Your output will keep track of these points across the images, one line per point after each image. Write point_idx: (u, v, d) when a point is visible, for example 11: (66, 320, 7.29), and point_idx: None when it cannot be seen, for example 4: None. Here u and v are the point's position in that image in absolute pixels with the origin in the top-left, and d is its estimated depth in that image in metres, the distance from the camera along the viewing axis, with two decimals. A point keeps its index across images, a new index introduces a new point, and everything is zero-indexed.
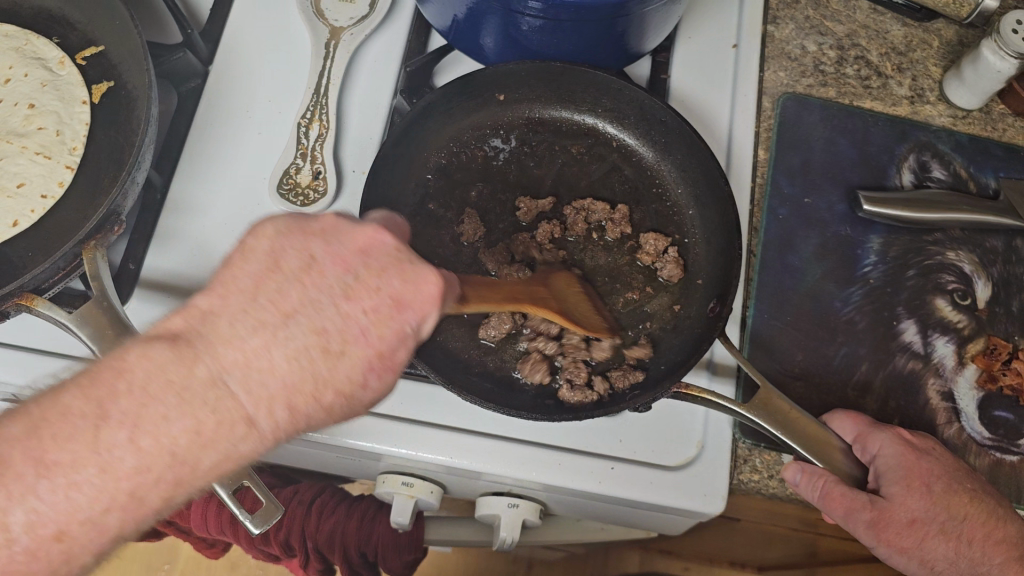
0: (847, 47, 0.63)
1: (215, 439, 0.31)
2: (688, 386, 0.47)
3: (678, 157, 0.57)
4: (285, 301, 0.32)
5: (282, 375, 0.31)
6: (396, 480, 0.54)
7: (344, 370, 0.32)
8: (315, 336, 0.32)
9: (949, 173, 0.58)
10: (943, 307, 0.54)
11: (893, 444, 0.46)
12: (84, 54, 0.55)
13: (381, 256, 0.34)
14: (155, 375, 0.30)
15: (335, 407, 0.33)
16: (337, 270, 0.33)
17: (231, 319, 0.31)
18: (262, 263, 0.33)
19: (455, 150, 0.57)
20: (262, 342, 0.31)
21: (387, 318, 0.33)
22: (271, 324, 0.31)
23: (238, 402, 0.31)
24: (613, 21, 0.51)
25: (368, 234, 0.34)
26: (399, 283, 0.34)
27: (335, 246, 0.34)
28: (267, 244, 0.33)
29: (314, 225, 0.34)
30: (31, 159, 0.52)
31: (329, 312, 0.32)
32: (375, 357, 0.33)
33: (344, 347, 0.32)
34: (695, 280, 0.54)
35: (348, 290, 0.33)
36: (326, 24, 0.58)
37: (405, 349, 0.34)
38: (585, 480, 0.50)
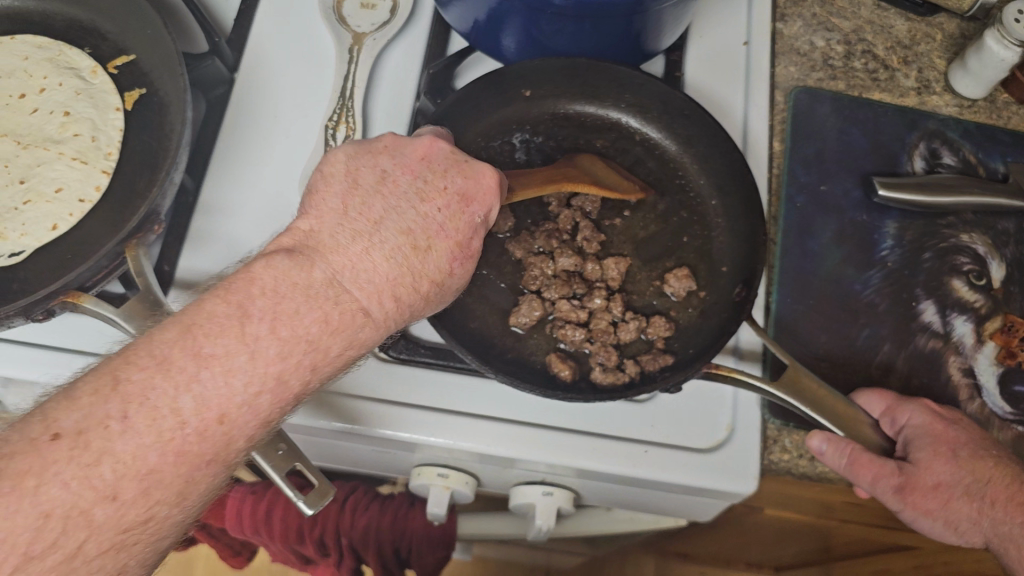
0: (854, 43, 0.64)
1: (340, 327, 0.37)
2: (718, 366, 0.48)
3: (700, 148, 0.58)
4: (372, 211, 0.41)
5: (385, 272, 0.39)
6: (432, 472, 0.55)
7: (432, 262, 0.41)
8: (404, 236, 0.40)
9: (958, 159, 0.60)
10: (960, 287, 0.56)
11: (922, 412, 0.48)
12: (115, 63, 0.56)
13: (441, 161, 0.44)
14: (281, 280, 0.36)
15: (431, 294, 0.41)
16: (409, 177, 0.43)
17: (332, 233, 0.39)
18: (345, 184, 0.42)
19: (483, 147, 0.59)
20: (362, 247, 0.39)
21: (459, 212, 0.43)
22: (366, 231, 0.40)
23: (355, 297, 0.38)
24: (628, 18, 0.52)
25: (426, 145, 0.44)
26: (462, 180, 0.43)
27: (399, 158, 0.43)
28: (342, 166, 0.43)
29: (378, 146, 0.44)
30: (68, 165, 0.53)
31: (411, 215, 0.41)
32: (456, 247, 0.42)
33: (430, 243, 0.41)
34: (721, 266, 0.55)
35: (422, 195, 0.42)
36: (348, 31, 0.60)
37: (476, 238, 0.43)
38: (621, 463, 0.51)
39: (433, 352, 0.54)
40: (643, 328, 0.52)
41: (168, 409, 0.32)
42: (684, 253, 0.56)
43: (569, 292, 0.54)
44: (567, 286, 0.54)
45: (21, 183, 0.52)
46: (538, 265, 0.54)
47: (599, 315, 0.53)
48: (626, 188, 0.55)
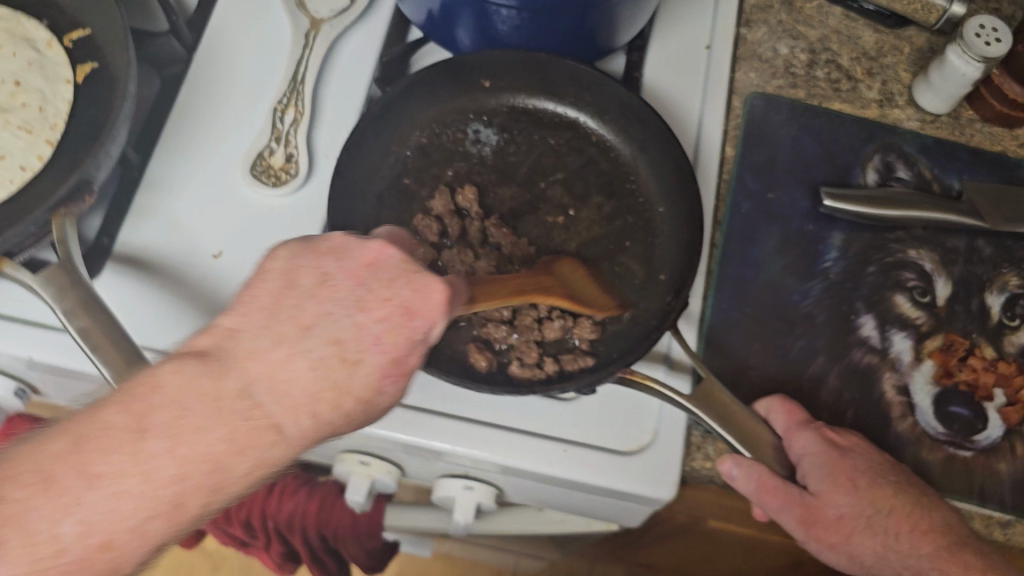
0: (818, 51, 0.64)
1: (248, 446, 0.32)
2: (633, 371, 0.48)
3: (654, 156, 0.57)
4: (303, 315, 0.34)
5: (303, 384, 0.33)
6: (354, 459, 0.55)
7: (361, 378, 0.34)
8: (333, 346, 0.34)
9: (913, 173, 0.59)
10: (902, 303, 0.55)
11: (817, 439, 0.47)
12: (70, 36, 0.57)
13: (388, 269, 0.36)
14: (187, 388, 0.31)
15: (353, 413, 0.34)
16: (350, 283, 0.35)
17: (254, 334, 0.33)
18: (279, 282, 0.35)
19: (437, 131, 0.59)
20: (283, 353, 0.33)
21: (399, 326, 0.35)
22: (292, 336, 0.33)
23: (266, 410, 0.32)
24: (581, 12, 0.52)
25: (372, 246, 0.36)
26: (409, 292, 0.35)
27: (345, 261, 0.36)
28: (282, 265, 0.36)
29: (324, 245, 0.37)
30: (13, 133, 0.54)
31: (344, 324, 0.34)
32: (390, 364, 0.35)
33: (361, 356, 0.34)
34: (659, 274, 0.54)
35: (361, 303, 0.35)
36: (307, 16, 0.60)
37: (416, 355, 0.36)
38: (537, 462, 0.51)
39: None
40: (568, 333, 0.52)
41: (47, 533, 0.29)
42: (623, 257, 0.55)
43: None
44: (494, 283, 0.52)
45: None
46: (459, 258, 0.53)
47: (524, 312, 0.52)
48: (603, 306, 0.50)
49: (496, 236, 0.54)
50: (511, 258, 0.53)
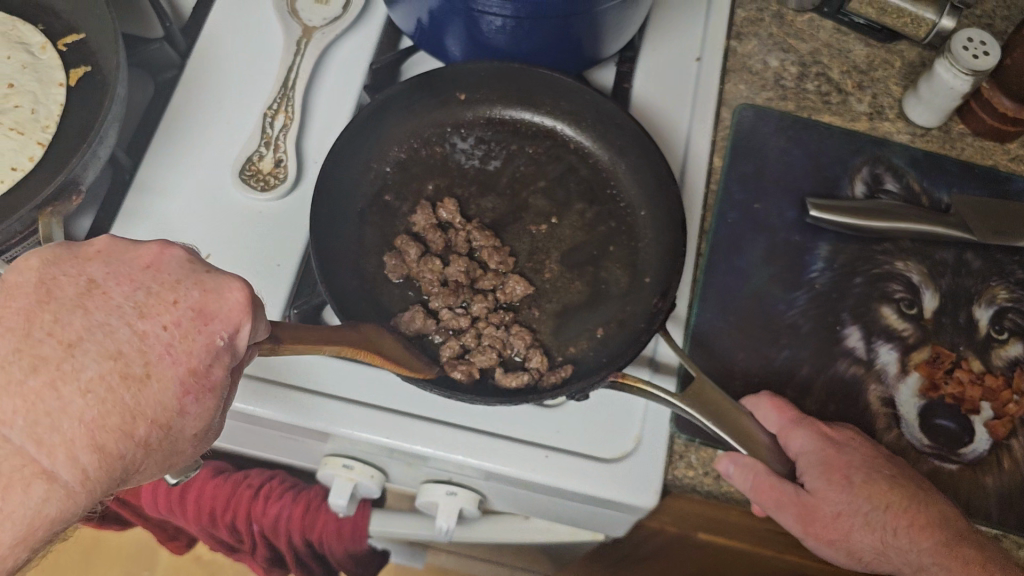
0: (808, 65, 0.64)
1: (2, 513, 0.24)
2: (625, 375, 0.47)
3: (632, 158, 0.57)
4: (65, 329, 0.26)
5: (77, 412, 0.25)
6: (338, 463, 0.55)
7: (151, 398, 0.27)
8: (110, 362, 0.26)
9: (902, 186, 0.59)
10: (889, 315, 0.55)
11: (811, 437, 0.46)
12: (65, 40, 0.58)
13: (173, 270, 0.30)
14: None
15: (152, 442, 0.27)
16: (124, 289, 0.28)
17: (2, 362, 0.25)
18: (31, 295, 0.27)
19: (415, 146, 0.58)
20: (44, 380, 0.25)
21: (193, 331, 0.28)
22: (51, 360, 0.26)
23: (27, 455, 0.25)
24: (565, 20, 0.53)
25: (154, 250, 0.30)
26: (200, 292, 0.29)
27: (115, 265, 0.29)
28: (31, 274, 0.27)
29: (88, 250, 0.29)
30: (4, 134, 0.54)
31: (122, 333, 0.27)
32: (189, 375, 0.28)
33: (148, 368, 0.27)
34: (643, 276, 0.53)
35: (142, 307, 0.28)
36: (299, 24, 0.61)
37: (219, 366, 0.29)
38: (521, 468, 0.51)
39: None
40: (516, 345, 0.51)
41: None
42: (607, 263, 0.54)
43: (456, 300, 0.53)
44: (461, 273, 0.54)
45: None
46: (428, 270, 0.53)
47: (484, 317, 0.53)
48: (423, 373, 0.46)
49: (478, 239, 0.54)
50: (489, 261, 0.53)
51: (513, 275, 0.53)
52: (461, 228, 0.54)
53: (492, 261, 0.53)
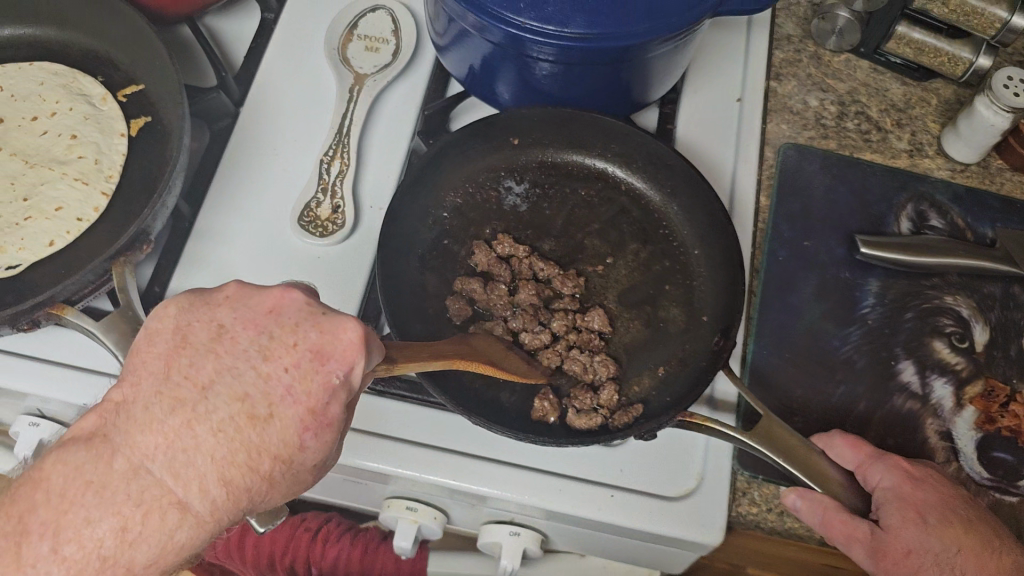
0: (848, 103, 0.65)
1: (144, 534, 0.29)
2: (692, 415, 0.47)
3: (685, 199, 0.58)
4: (199, 374, 0.32)
5: (209, 449, 0.30)
6: (401, 505, 0.55)
7: (275, 436, 0.32)
8: (238, 404, 0.32)
9: (946, 222, 0.60)
10: (941, 349, 0.55)
11: (893, 474, 0.46)
12: (125, 91, 0.59)
13: (292, 314, 0.35)
14: (72, 478, 0.29)
15: (276, 475, 0.32)
16: (250, 333, 0.33)
17: (145, 403, 0.31)
18: (170, 342, 0.33)
19: (471, 190, 0.59)
20: (181, 420, 0.31)
21: (311, 372, 0.33)
22: (189, 400, 0.31)
23: (167, 488, 0.30)
24: (614, 66, 0.54)
25: (276, 295, 0.35)
26: (317, 334, 0.34)
27: (241, 310, 0.34)
28: (170, 322, 0.34)
29: (219, 296, 0.35)
30: (70, 185, 0.55)
31: (248, 376, 0.32)
32: (308, 415, 0.33)
33: (272, 410, 0.32)
34: (701, 315, 0.54)
35: (266, 351, 0.33)
36: (350, 71, 0.62)
37: (337, 403, 0.34)
38: (585, 508, 0.51)
39: (407, 385, 0.54)
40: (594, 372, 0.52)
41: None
42: (665, 302, 0.55)
43: (535, 322, 0.54)
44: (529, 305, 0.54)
45: (25, 201, 0.55)
46: (495, 295, 0.55)
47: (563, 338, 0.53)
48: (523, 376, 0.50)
49: (554, 274, 0.55)
50: (563, 287, 0.55)
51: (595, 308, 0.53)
52: (525, 254, 0.56)
53: (566, 288, 0.54)
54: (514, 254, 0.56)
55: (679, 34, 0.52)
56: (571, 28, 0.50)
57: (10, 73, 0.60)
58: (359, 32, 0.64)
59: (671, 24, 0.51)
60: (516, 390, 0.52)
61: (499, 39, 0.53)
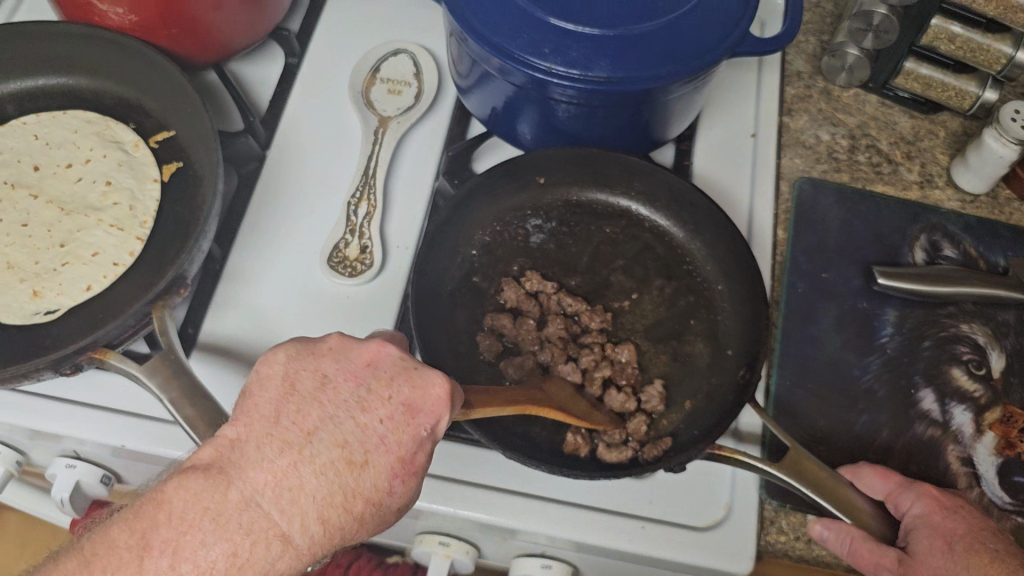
0: (858, 137, 0.67)
1: (251, 562, 0.32)
2: (721, 448, 0.49)
3: (707, 236, 0.60)
4: (306, 420, 0.34)
5: (312, 490, 0.33)
6: (433, 540, 0.56)
7: (369, 480, 0.34)
8: (339, 449, 0.34)
9: (959, 252, 0.61)
10: (959, 376, 0.57)
11: (923, 501, 0.47)
12: (157, 138, 0.61)
13: (387, 368, 0.37)
14: (190, 503, 0.32)
15: (365, 517, 0.35)
16: (350, 385, 0.36)
17: (258, 443, 0.34)
18: (279, 389, 0.36)
19: (499, 228, 0.61)
20: (289, 461, 0.33)
21: (403, 424, 0.36)
22: (296, 443, 0.34)
23: (273, 520, 0.32)
24: (635, 107, 0.56)
25: (374, 349, 0.38)
26: (409, 389, 0.37)
27: (344, 362, 0.37)
28: (280, 368, 0.37)
29: (323, 346, 0.38)
30: (106, 230, 0.57)
31: (348, 425, 0.35)
32: (398, 462, 0.35)
33: (367, 457, 0.34)
34: (726, 349, 0.56)
35: (364, 403, 0.36)
36: (375, 114, 0.64)
37: (423, 453, 0.36)
38: (617, 539, 0.52)
39: None
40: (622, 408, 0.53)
41: None
42: (690, 337, 0.57)
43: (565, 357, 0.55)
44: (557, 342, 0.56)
45: (61, 247, 0.56)
46: (524, 330, 0.56)
47: (591, 373, 0.54)
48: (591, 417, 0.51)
49: (583, 310, 0.57)
50: (590, 323, 0.56)
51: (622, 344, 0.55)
52: (558, 292, 0.57)
53: (594, 323, 0.56)
54: (544, 291, 0.58)
55: (698, 75, 0.54)
56: (595, 71, 0.52)
57: (45, 122, 0.61)
58: (381, 75, 0.66)
59: (691, 65, 0.53)
60: (544, 423, 0.53)
61: (522, 82, 0.55)
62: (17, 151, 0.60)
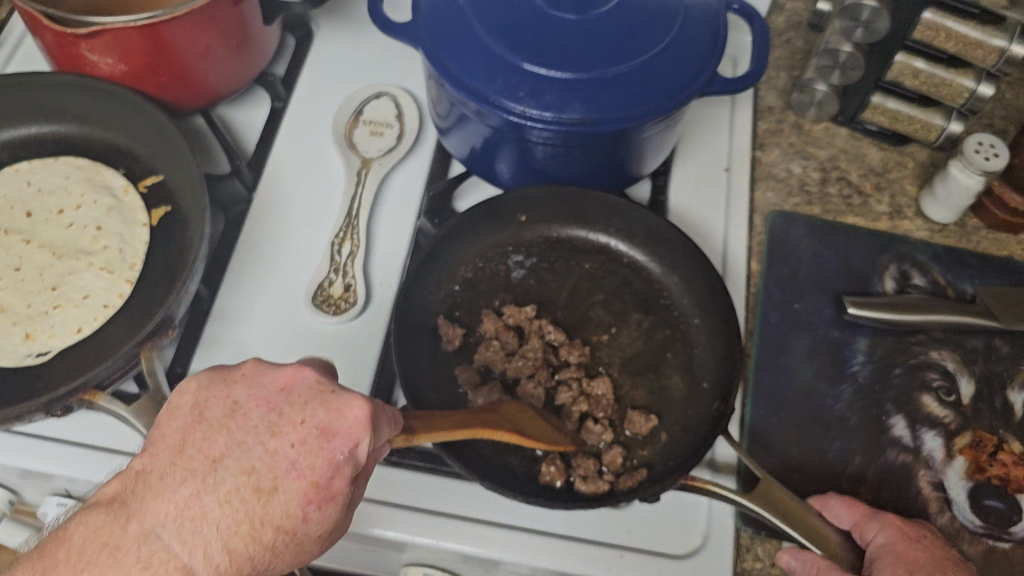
0: (829, 170, 0.69)
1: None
2: (694, 478, 0.51)
3: (683, 271, 0.62)
4: (211, 448, 0.35)
5: (215, 519, 0.33)
6: (418, 572, 0.57)
7: (279, 506, 0.34)
8: (244, 476, 0.34)
9: (928, 280, 0.63)
10: (929, 403, 0.58)
11: (887, 531, 0.48)
12: (145, 182, 0.63)
13: (302, 392, 0.37)
14: (91, 539, 0.32)
15: (279, 545, 0.34)
16: (261, 410, 0.36)
17: (162, 474, 0.34)
18: (189, 418, 0.36)
19: (481, 264, 0.63)
20: (192, 490, 0.33)
21: (316, 448, 0.35)
22: (200, 471, 0.34)
23: (173, 551, 0.32)
24: (610, 146, 0.58)
25: (288, 374, 0.38)
26: (324, 412, 0.36)
27: (257, 388, 0.37)
28: (192, 398, 0.37)
29: (236, 373, 0.38)
30: (96, 273, 0.58)
31: (255, 452, 0.35)
32: (311, 488, 0.35)
33: (276, 483, 0.34)
34: (702, 382, 0.57)
35: (275, 428, 0.35)
36: (357, 155, 0.66)
37: (341, 477, 0.36)
38: (596, 568, 0.53)
39: (421, 455, 0.57)
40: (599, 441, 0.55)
41: None
42: (667, 370, 0.58)
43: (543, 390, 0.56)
44: (534, 367, 0.57)
45: (53, 290, 0.58)
46: (494, 354, 0.57)
47: (570, 405, 0.56)
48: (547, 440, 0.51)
49: (562, 343, 0.58)
50: (569, 355, 0.57)
51: (601, 376, 0.56)
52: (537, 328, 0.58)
53: (572, 357, 0.57)
54: (524, 324, 0.59)
55: (670, 115, 0.56)
56: (569, 113, 0.54)
57: (37, 168, 0.63)
58: (363, 118, 0.68)
59: (663, 105, 0.55)
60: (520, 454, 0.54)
61: (498, 124, 0.57)
62: (10, 198, 0.62)
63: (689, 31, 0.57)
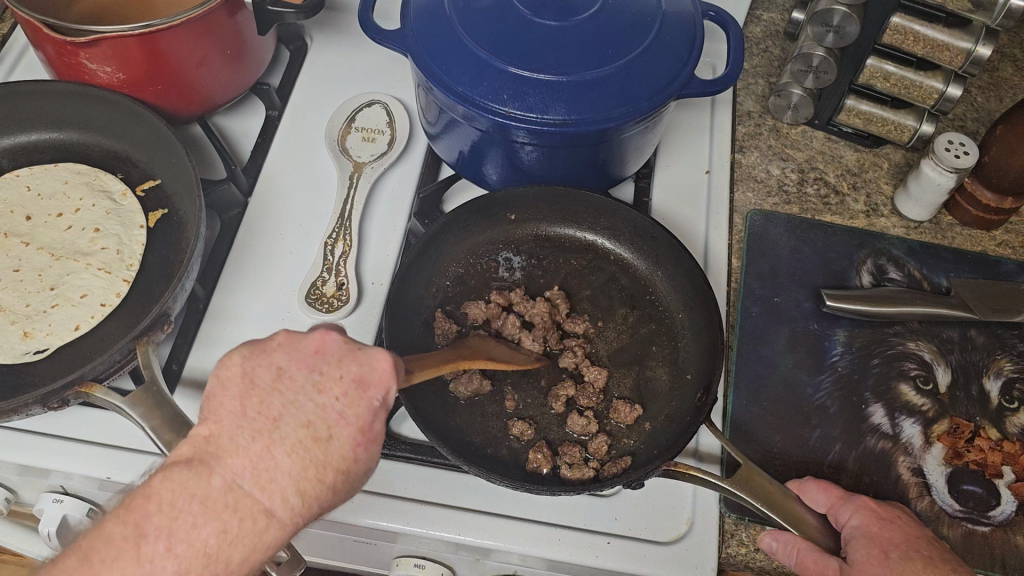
0: (807, 171, 0.71)
1: (240, 535, 0.34)
2: (676, 465, 0.51)
3: (668, 267, 0.63)
4: (269, 408, 0.37)
5: (287, 469, 0.35)
6: (409, 563, 0.58)
7: (335, 451, 0.37)
8: (304, 429, 0.36)
9: (904, 274, 0.65)
10: (907, 392, 0.59)
11: (861, 514, 0.50)
12: (143, 186, 0.65)
13: (334, 352, 0.40)
14: (179, 492, 0.34)
15: (338, 485, 0.37)
16: (304, 370, 0.39)
17: (230, 435, 0.36)
18: (239, 386, 0.37)
19: (471, 262, 0.65)
20: (262, 444, 0.35)
21: (357, 397, 0.38)
22: (264, 429, 0.36)
23: (256, 498, 0.34)
24: (592, 147, 0.60)
25: (319, 337, 0.40)
26: (357, 366, 0.39)
27: (294, 352, 0.39)
28: (238, 367, 0.38)
29: (271, 342, 0.40)
30: (94, 274, 0.60)
31: (307, 407, 0.37)
32: (358, 432, 0.38)
33: (331, 432, 0.37)
34: (686, 374, 0.59)
35: (319, 384, 0.38)
36: (350, 160, 0.68)
37: (378, 421, 0.39)
38: (585, 554, 0.54)
39: (413, 447, 0.57)
40: (584, 430, 0.56)
41: None
42: (652, 363, 0.60)
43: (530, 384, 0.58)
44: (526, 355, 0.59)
45: (51, 290, 0.59)
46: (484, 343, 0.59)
47: (558, 394, 0.57)
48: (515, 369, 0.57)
49: (551, 333, 0.60)
50: (556, 344, 0.59)
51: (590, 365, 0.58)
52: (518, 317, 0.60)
53: (560, 346, 0.59)
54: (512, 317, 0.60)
55: (649, 115, 0.58)
56: (551, 115, 0.56)
57: (37, 174, 0.65)
58: (356, 125, 0.70)
59: (642, 107, 0.57)
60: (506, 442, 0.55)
61: (485, 127, 0.59)
62: (10, 202, 0.63)
63: (667, 36, 0.60)
